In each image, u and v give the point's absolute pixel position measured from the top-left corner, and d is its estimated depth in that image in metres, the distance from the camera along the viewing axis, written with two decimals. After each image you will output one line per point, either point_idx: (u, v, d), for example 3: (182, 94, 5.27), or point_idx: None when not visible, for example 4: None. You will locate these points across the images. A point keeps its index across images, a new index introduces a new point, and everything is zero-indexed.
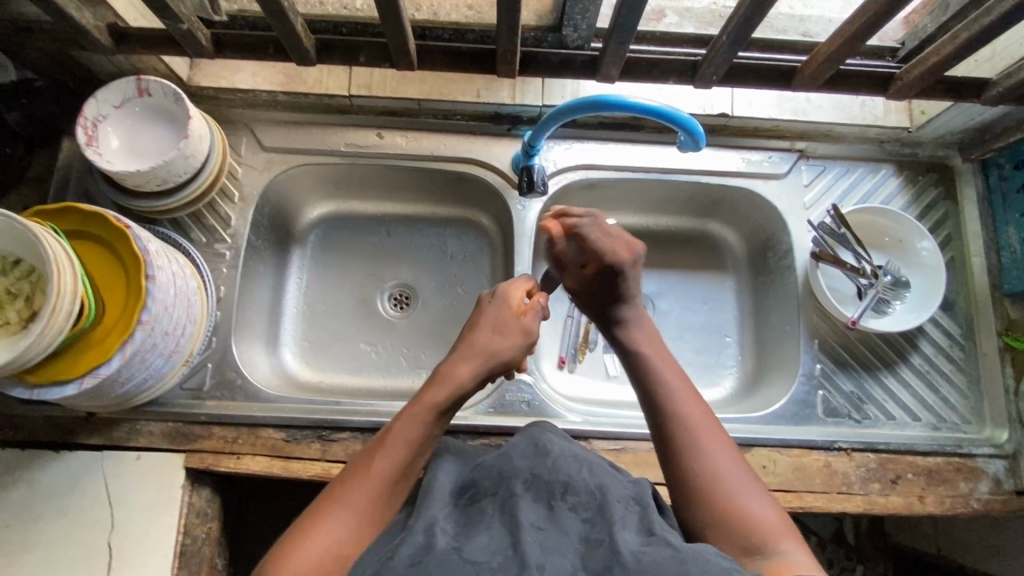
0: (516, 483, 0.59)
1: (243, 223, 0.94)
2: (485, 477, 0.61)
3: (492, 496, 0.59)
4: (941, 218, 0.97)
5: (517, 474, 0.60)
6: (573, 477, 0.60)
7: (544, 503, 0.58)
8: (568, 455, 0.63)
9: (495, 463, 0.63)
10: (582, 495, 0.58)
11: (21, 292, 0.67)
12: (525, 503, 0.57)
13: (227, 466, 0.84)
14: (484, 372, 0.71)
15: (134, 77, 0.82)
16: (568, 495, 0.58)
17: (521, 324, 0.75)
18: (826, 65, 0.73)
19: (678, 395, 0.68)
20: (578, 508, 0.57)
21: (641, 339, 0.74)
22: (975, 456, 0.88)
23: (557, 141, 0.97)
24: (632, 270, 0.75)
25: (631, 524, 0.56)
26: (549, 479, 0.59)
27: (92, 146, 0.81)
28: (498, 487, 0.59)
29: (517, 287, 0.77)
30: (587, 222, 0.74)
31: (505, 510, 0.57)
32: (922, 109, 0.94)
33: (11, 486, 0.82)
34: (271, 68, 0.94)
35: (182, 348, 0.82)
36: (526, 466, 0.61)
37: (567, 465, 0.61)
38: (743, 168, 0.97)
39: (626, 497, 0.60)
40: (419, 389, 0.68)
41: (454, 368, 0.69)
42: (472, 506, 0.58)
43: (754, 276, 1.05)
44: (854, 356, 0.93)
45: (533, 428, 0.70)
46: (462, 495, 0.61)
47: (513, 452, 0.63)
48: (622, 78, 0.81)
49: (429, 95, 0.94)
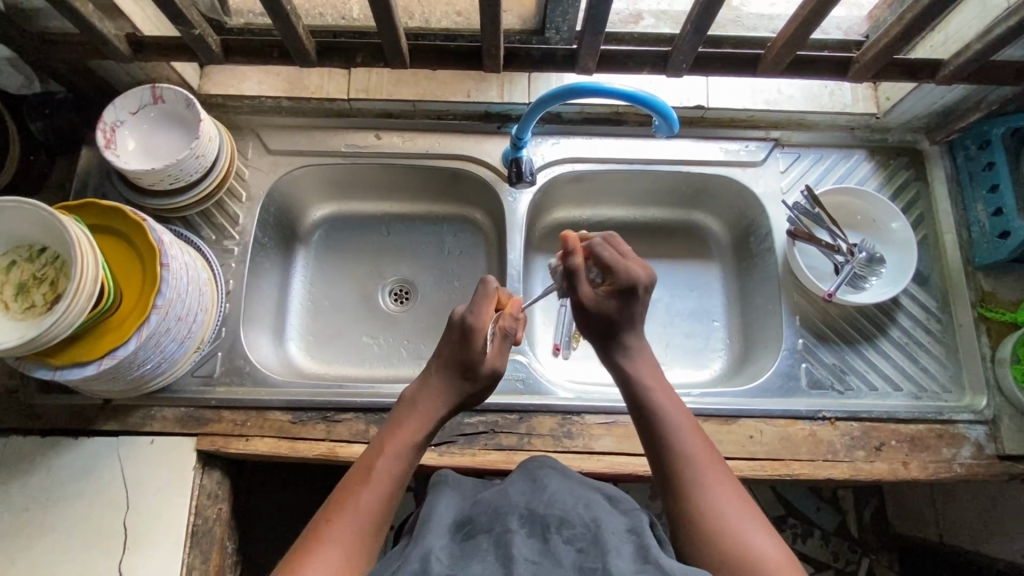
0: (512, 518, 0.64)
1: (251, 221, 0.99)
2: (483, 514, 0.66)
3: (489, 532, 0.63)
4: (913, 198, 1.02)
5: (514, 510, 0.65)
6: (568, 512, 0.66)
7: (538, 537, 0.63)
8: (565, 490, 0.69)
9: (493, 500, 0.68)
10: (577, 528, 0.63)
11: (46, 276, 0.73)
12: (518, 535, 0.62)
13: (237, 447, 0.88)
14: (459, 405, 0.79)
15: (150, 86, 0.89)
16: (563, 529, 0.63)
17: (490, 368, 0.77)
18: (785, 50, 0.79)
19: (678, 429, 0.73)
20: (573, 540, 0.62)
21: (645, 370, 0.79)
22: (957, 422, 0.91)
23: (545, 137, 1.03)
24: (644, 295, 0.80)
25: (625, 553, 0.60)
26: (544, 514, 0.65)
27: (110, 148, 0.88)
28: (495, 523, 0.64)
29: (490, 302, 0.78)
30: (600, 242, 0.81)
31: (501, 543, 0.61)
32: (887, 95, 0.99)
33: (32, 471, 0.86)
34: (275, 76, 1.01)
35: (194, 334, 0.87)
36: (523, 502, 0.67)
37: (562, 501, 0.67)
38: (721, 156, 1.02)
39: (622, 529, 0.65)
40: (394, 423, 0.75)
41: (430, 405, 0.76)
42: (467, 541, 0.63)
43: (738, 261, 1.09)
44: (834, 329, 0.97)
45: (531, 465, 0.76)
46: (460, 530, 0.66)
47: (511, 489, 0.70)
48: (599, 70, 0.87)
49: (423, 96, 1.01)
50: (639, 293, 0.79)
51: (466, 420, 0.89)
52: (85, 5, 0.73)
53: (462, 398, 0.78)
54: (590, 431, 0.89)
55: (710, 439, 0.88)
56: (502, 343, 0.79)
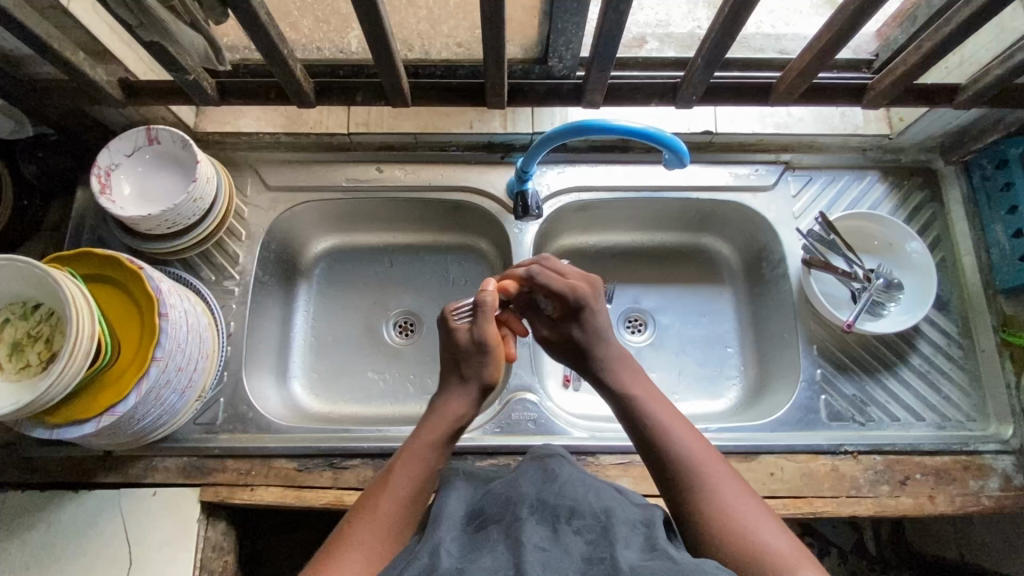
0: (522, 508, 0.62)
1: (252, 260, 0.97)
2: (494, 504, 0.64)
3: (499, 523, 0.61)
4: (930, 219, 0.99)
5: (525, 499, 0.63)
6: (578, 501, 0.63)
7: (548, 526, 0.60)
8: (576, 480, 0.67)
9: (504, 491, 0.66)
10: (586, 518, 0.61)
11: (40, 334, 0.70)
12: (529, 526, 0.59)
13: (242, 497, 0.86)
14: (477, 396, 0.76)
15: (145, 127, 0.87)
16: (573, 519, 0.61)
17: (470, 337, 0.76)
18: (800, 80, 0.77)
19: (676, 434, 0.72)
20: (583, 530, 0.60)
21: (630, 376, 0.79)
22: (983, 453, 0.88)
23: (549, 166, 1.01)
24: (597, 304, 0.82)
25: (634, 544, 0.58)
26: (554, 503, 0.63)
27: (106, 194, 0.85)
28: (505, 513, 0.62)
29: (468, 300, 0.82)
30: (538, 271, 0.80)
31: (511, 535, 0.59)
32: (900, 116, 0.98)
33: (30, 529, 0.84)
34: (273, 111, 1.00)
35: (196, 383, 0.85)
36: (533, 492, 0.64)
37: (572, 489, 0.65)
38: (731, 181, 1.00)
39: (632, 520, 0.62)
40: (419, 427, 0.74)
41: (448, 405, 0.75)
42: (478, 533, 0.61)
43: (750, 286, 1.07)
44: (854, 359, 0.94)
45: (545, 455, 0.74)
46: (471, 521, 0.63)
47: (523, 479, 0.68)
48: (606, 102, 0.85)
49: (424, 129, 1.00)
50: (590, 304, 0.81)
51: (479, 463, 0.87)
52: (74, 53, 0.71)
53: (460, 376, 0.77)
54: (606, 472, 0.86)
55: None
56: (484, 312, 0.76)
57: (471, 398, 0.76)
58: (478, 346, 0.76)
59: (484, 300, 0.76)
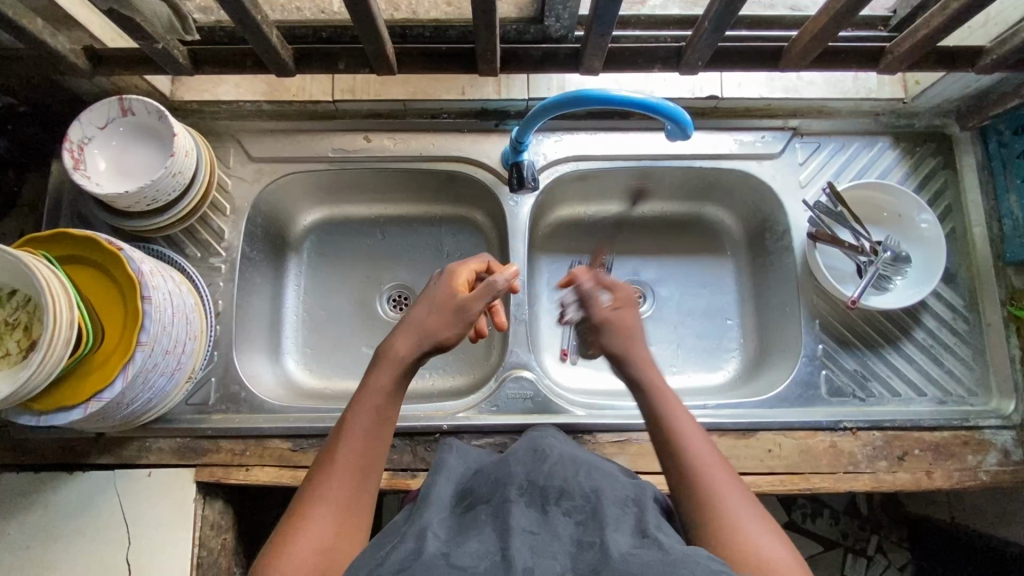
0: (510, 489, 0.60)
1: (237, 236, 0.94)
2: (483, 485, 0.63)
3: (488, 504, 0.60)
4: (940, 188, 0.95)
5: (513, 481, 0.62)
6: (567, 481, 0.62)
7: (538, 508, 0.59)
8: (567, 458, 0.66)
9: (494, 472, 0.64)
10: (576, 500, 0.59)
11: (18, 321, 0.68)
12: (517, 508, 0.58)
13: (237, 477, 0.85)
14: (432, 350, 0.68)
15: (117, 97, 0.82)
16: (562, 500, 0.59)
17: (459, 299, 0.70)
18: (813, 45, 0.72)
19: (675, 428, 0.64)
20: (572, 512, 0.58)
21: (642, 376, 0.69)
22: (983, 428, 0.87)
23: (546, 134, 0.96)
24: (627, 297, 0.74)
25: (624, 528, 0.56)
26: (544, 484, 0.61)
27: (79, 169, 0.81)
28: (494, 494, 0.61)
29: (467, 267, 0.75)
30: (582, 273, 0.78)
31: (499, 517, 0.57)
32: (916, 79, 0.93)
33: (27, 510, 0.84)
34: (253, 78, 0.95)
35: (184, 365, 0.82)
36: (522, 472, 0.63)
37: (562, 469, 0.63)
38: (736, 149, 0.95)
39: (624, 498, 0.61)
40: (366, 376, 0.67)
41: (398, 348, 0.67)
42: (467, 514, 0.60)
43: (753, 257, 1.04)
44: (856, 334, 0.92)
45: (534, 435, 0.74)
46: (460, 503, 0.62)
47: (512, 459, 0.66)
48: (606, 69, 0.80)
49: (413, 95, 0.94)
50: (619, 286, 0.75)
51: (474, 442, 0.86)
52: (32, 21, 0.66)
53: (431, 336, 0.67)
54: (604, 449, 0.86)
55: (728, 454, 0.85)
56: (486, 288, 0.70)
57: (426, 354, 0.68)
58: (461, 309, 0.69)
59: (495, 283, 0.71)
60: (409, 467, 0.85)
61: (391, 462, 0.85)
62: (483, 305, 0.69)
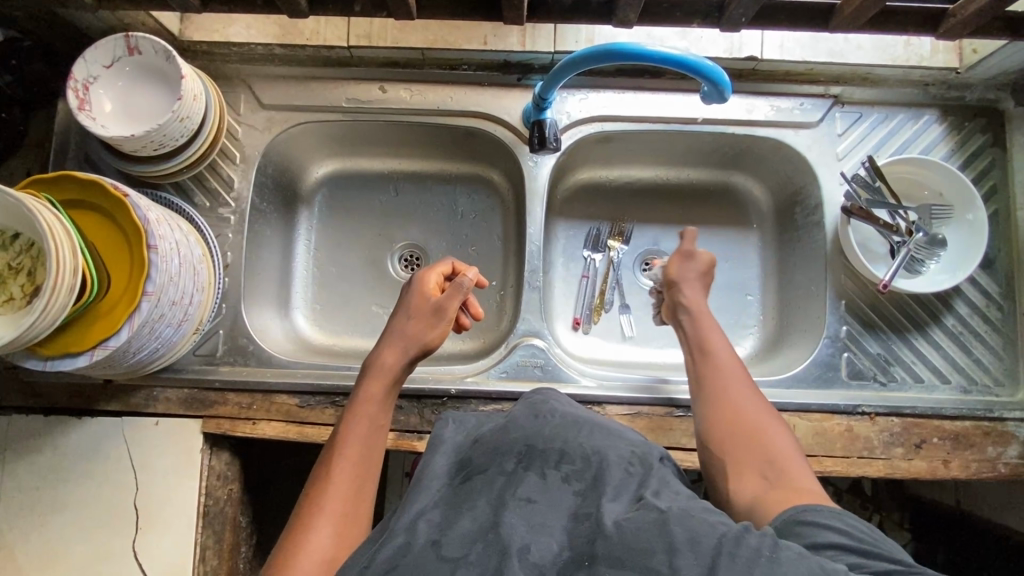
0: (509, 459, 0.58)
1: (246, 186, 0.91)
2: (481, 453, 0.61)
3: (484, 475, 0.57)
4: (986, 167, 0.90)
5: (512, 449, 0.60)
6: (568, 444, 0.60)
7: (537, 472, 0.57)
8: (568, 421, 0.64)
9: (493, 439, 0.62)
10: (576, 464, 0.58)
11: (22, 266, 0.67)
12: (515, 479, 0.56)
13: (243, 430, 0.85)
14: (416, 353, 0.74)
15: (123, 35, 0.79)
16: (562, 463, 0.58)
17: (433, 303, 0.76)
18: (869, 3, 0.66)
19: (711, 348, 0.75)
20: (571, 478, 0.57)
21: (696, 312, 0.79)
22: (1007, 420, 0.84)
23: (571, 91, 0.91)
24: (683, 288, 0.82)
25: (621, 495, 0.54)
26: (543, 448, 0.59)
27: (85, 110, 0.78)
28: (490, 463, 0.59)
29: (436, 272, 0.79)
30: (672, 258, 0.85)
31: (493, 489, 0.55)
32: (974, 47, 0.87)
33: (37, 451, 0.84)
34: (265, 19, 0.90)
35: (191, 317, 0.81)
36: (521, 437, 0.61)
37: (564, 432, 0.61)
38: (771, 116, 0.90)
39: (627, 459, 0.59)
40: (356, 387, 0.71)
41: (382, 358, 0.73)
42: (464, 484, 0.58)
43: (779, 232, 1.00)
44: (882, 316, 0.89)
45: (536, 397, 0.72)
46: (458, 472, 0.60)
47: (514, 421, 0.64)
48: (640, 22, 0.75)
49: (433, 44, 0.89)
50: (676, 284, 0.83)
51: (482, 408, 0.85)
52: None
53: (410, 343, 0.74)
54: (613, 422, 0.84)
55: None
56: (455, 288, 0.76)
57: (409, 360, 0.73)
58: (435, 312, 0.75)
59: (463, 283, 0.76)
60: (415, 429, 0.84)
61: (397, 424, 0.84)
62: (454, 310, 0.76)
